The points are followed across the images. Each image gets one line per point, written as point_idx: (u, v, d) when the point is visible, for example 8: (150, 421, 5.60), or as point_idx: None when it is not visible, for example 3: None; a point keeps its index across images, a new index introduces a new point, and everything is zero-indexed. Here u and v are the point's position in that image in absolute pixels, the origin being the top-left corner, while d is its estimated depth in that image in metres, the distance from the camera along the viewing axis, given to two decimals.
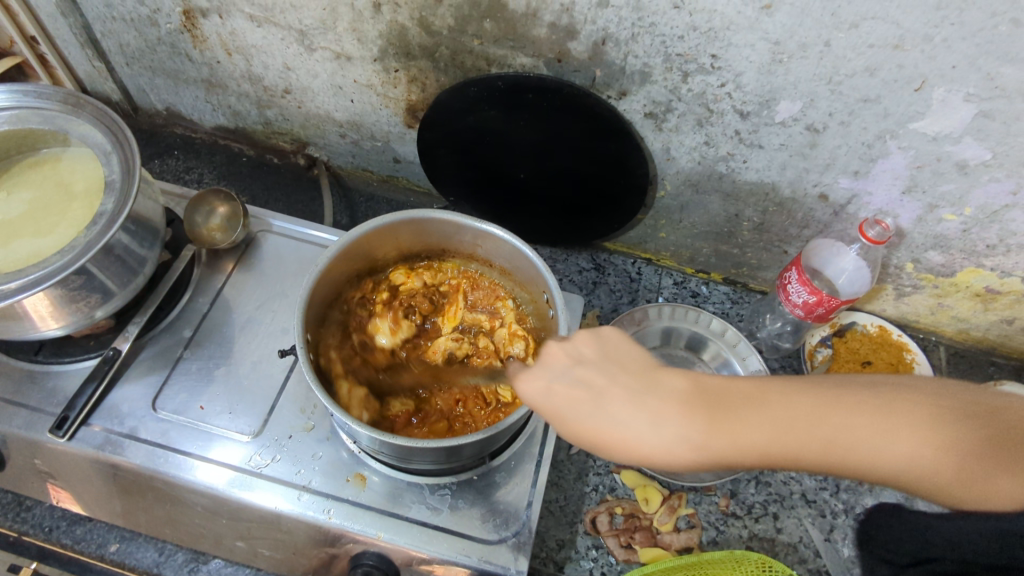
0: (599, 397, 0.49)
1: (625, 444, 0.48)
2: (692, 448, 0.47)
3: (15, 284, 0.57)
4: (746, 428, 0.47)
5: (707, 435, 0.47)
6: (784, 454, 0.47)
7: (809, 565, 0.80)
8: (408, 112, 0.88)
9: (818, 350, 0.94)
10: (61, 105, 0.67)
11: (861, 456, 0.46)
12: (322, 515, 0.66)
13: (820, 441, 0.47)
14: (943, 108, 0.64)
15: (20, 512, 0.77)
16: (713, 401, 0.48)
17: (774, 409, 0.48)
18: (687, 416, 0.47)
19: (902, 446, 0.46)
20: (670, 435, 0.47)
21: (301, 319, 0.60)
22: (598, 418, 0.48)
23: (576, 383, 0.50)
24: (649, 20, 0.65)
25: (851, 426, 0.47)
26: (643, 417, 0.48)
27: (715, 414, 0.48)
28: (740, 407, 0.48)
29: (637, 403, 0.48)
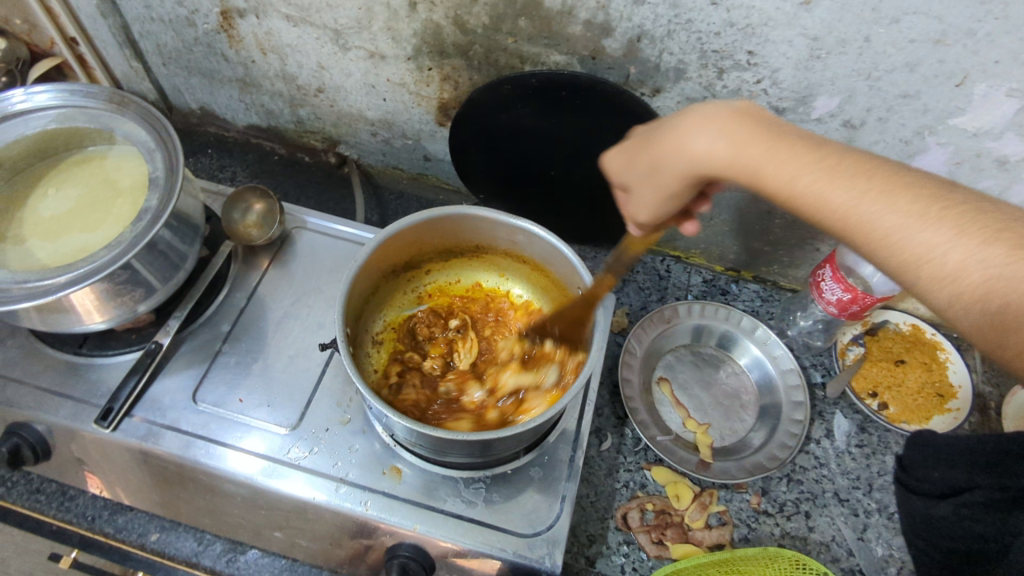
0: (686, 123, 0.52)
1: (672, 145, 0.52)
2: (712, 160, 0.50)
3: (64, 278, 0.58)
4: (805, 169, 0.47)
5: (761, 157, 0.48)
6: (821, 198, 0.47)
7: (842, 564, 0.79)
8: (440, 110, 0.88)
9: (851, 348, 0.93)
10: (106, 103, 0.69)
11: (886, 232, 0.45)
12: (360, 506, 0.67)
13: (857, 206, 0.45)
14: (985, 103, 0.64)
15: (64, 501, 0.79)
16: (766, 134, 0.49)
17: (823, 158, 0.47)
18: (734, 134, 0.50)
19: (951, 247, 0.42)
20: (729, 152, 0.49)
21: (340, 314, 0.61)
22: (646, 153, 0.54)
23: (624, 149, 0.59)
24: (685, 16, 0.65)
25: (904, 213, 0.44)
26: (714, 131, 0.50)
27: (804, 155, 0.48)
28: (794, 143, 0.48)
29: (706, 119, 0.51)
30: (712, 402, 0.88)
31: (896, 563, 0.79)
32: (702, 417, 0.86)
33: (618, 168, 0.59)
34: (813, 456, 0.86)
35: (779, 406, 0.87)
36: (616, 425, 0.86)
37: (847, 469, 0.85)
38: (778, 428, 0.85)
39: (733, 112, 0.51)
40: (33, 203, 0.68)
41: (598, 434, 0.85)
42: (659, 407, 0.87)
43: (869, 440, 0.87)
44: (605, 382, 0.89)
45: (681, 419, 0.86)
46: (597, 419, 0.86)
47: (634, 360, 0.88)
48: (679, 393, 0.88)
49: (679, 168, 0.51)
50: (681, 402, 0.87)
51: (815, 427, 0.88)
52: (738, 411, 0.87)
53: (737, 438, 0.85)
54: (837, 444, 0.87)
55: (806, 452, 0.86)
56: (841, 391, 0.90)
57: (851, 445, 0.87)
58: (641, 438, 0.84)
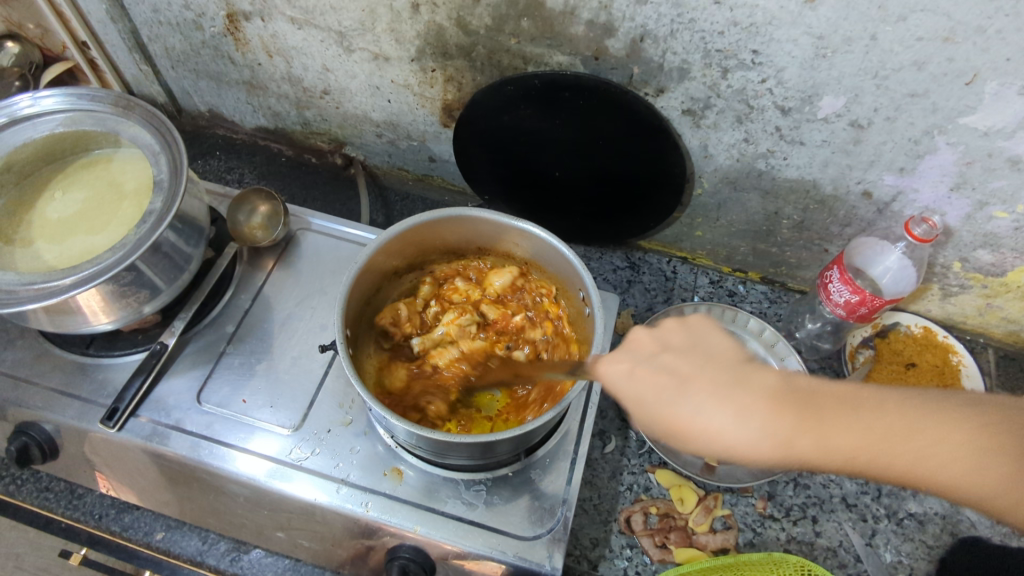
0: (745, 389, 0.52)
1: (710, 434, 0.51)
2: (776, 441, 0.51)
3: (69, 280, 0.59)
4: (839, 435, 0.52)
5: (794, 434, 0.51)
6: (875, 459, 0.52)
7: (849, 570, 0.78)
8: (445, 111, 0.88)
9: (860, 352, 0.91)
10: (112, 107, 0.69)
11: (930, 471, 0.52)
12: (361, 508, 0.67)
13: (887, 453, 0.52)
14: (996, 102, 0.62)
15: (72, 499, 0.80)
16: (806, 404, 0.53)
17: (844, 413, 0.53)
18: (777, 410, 0.52)
19: (966, 465, 0.51)
20: (763, 435, 0.51)
21: (341, 316, 0.61)
22: (686, 406, 0.52)
23: (664, 370, 0.54)
24: (688, 16, 0.65)
25: (929, 447, 0.52)
26: (731, 415, 0.51)
27: (837, 427, 0.52)
28: (837, 408, 0.53)
29: (723, 401, 0.52)
30: None
31: (904, 569, 0.78)
32: None
33: (669, 370, 0.54)
34: None
35: None
36: (620, 427, 0.85)
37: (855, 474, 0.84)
38: None
39: (772, 411, 0.52)
40: (41, 206, 0.69)
41: (601, 436, 0.85)
42: None
43: None
44: None
45: None
46: (601, 421, 0.86)
47: None
48: None
49: (716, 448, 0.51)
50: None
51: None
52: None
53: None
54: None
55: None
56: None
57: None
58: (645, 441, 0.84)
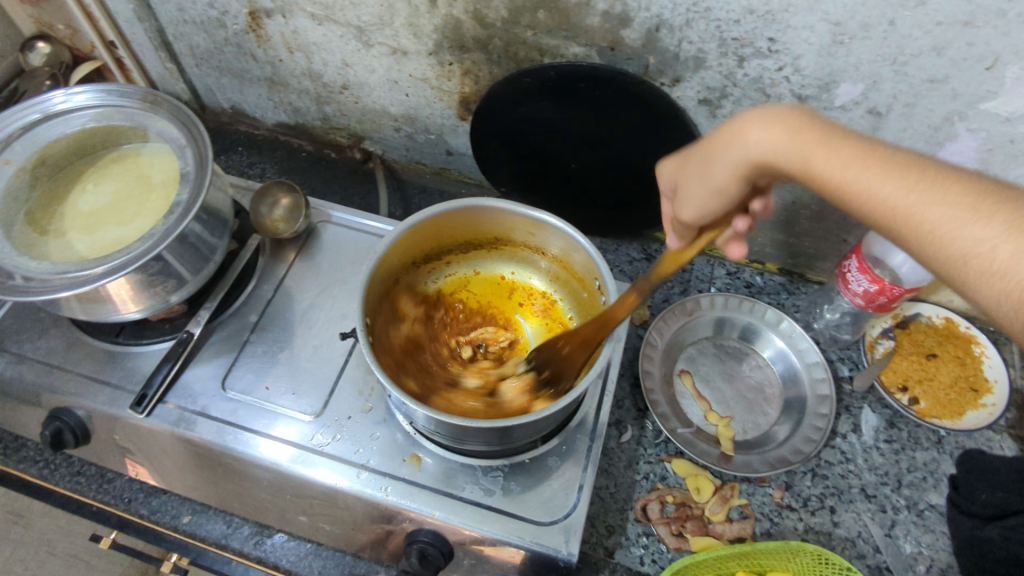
0: (684, 157, 0.56)
1: (689, 207, 0.54)
2: (793, 171, 0.46)
3: (100, 269, 0.61)
4: (872, 170, 0.43)
5: (808, 158, 0.45)
6: (846, 186, 0.44)
7: (868, 560, 0.77)
8: (461, 104, 0.89)
9: (879, 343, 0.91)
10: (141, 102, 0.71)
11: (940, 245, 0.40)
12: (380, 492, 0.68)
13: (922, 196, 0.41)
14: (1018, 87, 0.61)
15: (102, 483, 0.82)
16: (849, 144, 0.45)
17: (892, 161, 0.43)
18: (811, 146, 0.45)
19: (982, 235, 0.38)
20: (793, 156, 0.46)
21: (361, 303, 0.63)
22: (682, 194, 0.54)
23: (667, 188, 0.58)
24: (704, 5, 0.65)
25: (933, 210, 0.40)
26: (751, 140, 0.48)
27: (840, 141, 0.45)
28: (874, 157, 0.44)
29: (742, 121, 0.49)
30: (735, 395, 0.87)
31: (925, 560, 0.77)
32: (724, 410, 0.86)
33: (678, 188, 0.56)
34: (840, 451, 0.84)
35: (804, 399, 0.85)
36: (636, 417, 0.86)
37: (874, 465, 0.83)
38: (803, 421, 0.84)
39: (796, 125, 0.46)
40: (73, 199, 0.71)
41: (618, 426, 0.85)
42: (680, 400, 0.86)
43: (899, 436, 0.85)
44: (625, 373, 0.89)
45: (703, 412, 0.85)
46: (617, 411, 0.86)
47: (656, 352, 0.88)
48: (701, 386, 0.88)
49: (739, 167, 0.48)
50: (703, 395, 0.87)
51: (842, 422, 0.86)
52: (761, 405, 0.86)
53: (760, 431, 0.84)
54: (865, 439, 0.85)
55: (832, 447, 0.85)
56: (870, 385, 0.88)
57: (879, 440, 0.85)
58: (661, 431, 0.84)
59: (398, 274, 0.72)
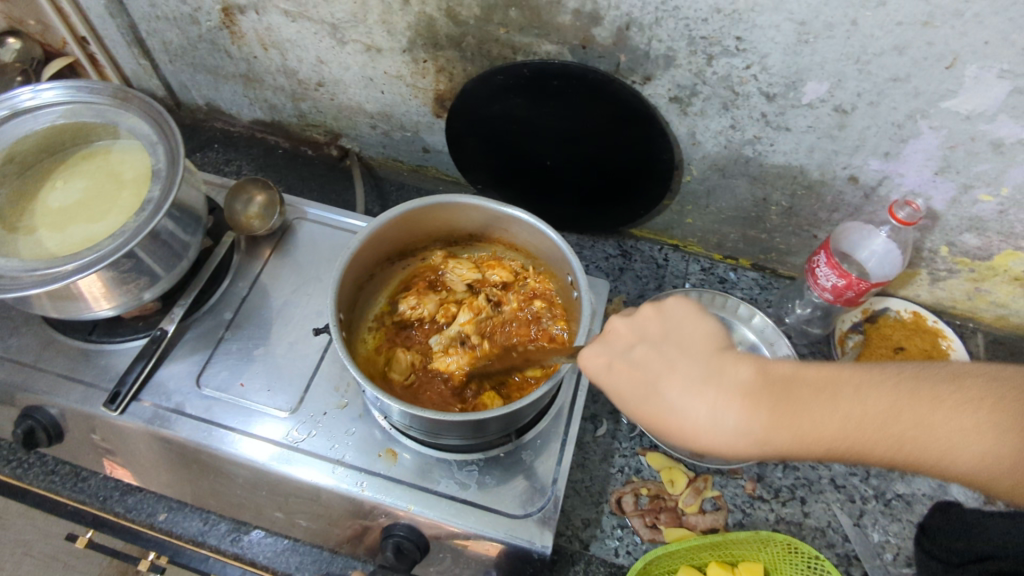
0: (652, 390, 0.53)
1: (688, 432, 0.51)
2: (752, 439, 0.49)
3: (71, 266, 0.61)
4: (825, 411, 0.49)
5: (769, 429, 0.49)
6: (816, 437, 0.49)
7: (837, 549, 0.79)
8: (437, 102, 0.90)
9: (850, 337, 0.92)
10: (111, 99, 0.71)
11: (941, 451, 0.49)
12: (356, 488, 0.68)
13: (880, 432, 0.49)
14: (976, 86, 0.63)
15: (76, 482, 0.82)
16: (784, 394, 0.50)
17: (842, 401, 0.50)
18: (753, 404, 0.50)
19: (975, 444, 0.48)
20: (762, 434, 0.49)
21: (334, 299, 0.63)
22: (664, 402, 0.52)
23: (635, 365, 0.54)
24: (672, 4, 0.66)
25: (945, 419, 0.49)
26: (705, 408, 0.51)
27: (816, 402, 0.50)
28: (811, 397, 0.50)
29: (703, 389, 0.51)
30: None
31: (891, 548, 0.79)
32: None
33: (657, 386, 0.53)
34: None
35: None
36: (611, 411, 0.87)
37: None
38: None
39: (749, 395, 0.50)
40: (43, 196, 0.71)
41: (593, 420, 0.86)
42: None
43: None
44: None
45: None
46: (592, 405, 0.87)
47: None
48: None
49: (687, 442, 0.51)
50: None
51: None
52: None
53: None
54: None
55: None
56: None
57: None
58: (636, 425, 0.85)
59: (370, 269, 0.72)
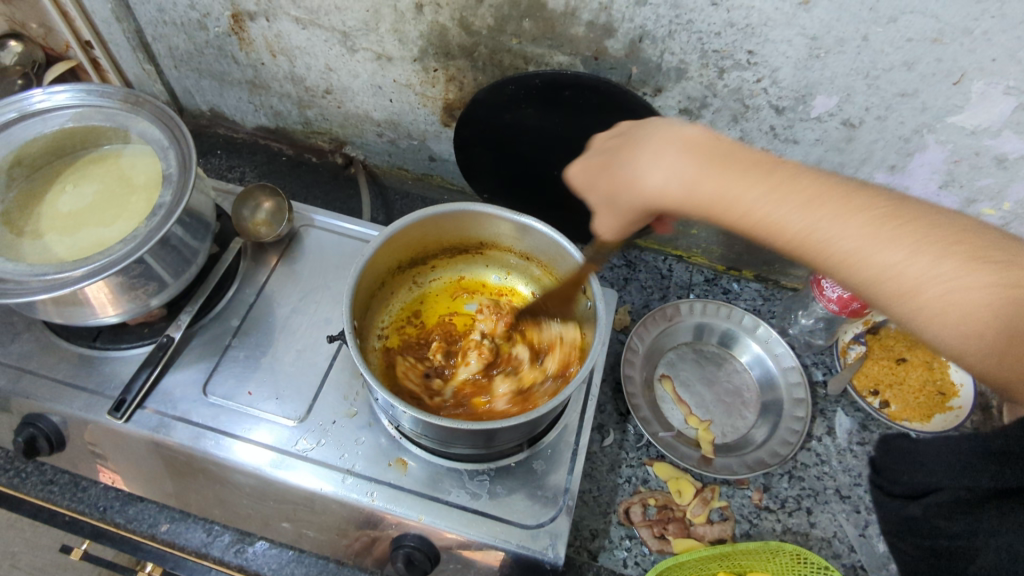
0: (640, 148, 0.58)
1: (650, 190, 0.56)
2: (684, 188, 0.54)
3: (80, 271, 0.60)
4: (796, 209, 0.50)
5: (703, 176, 0.53)
6: (775, 221, 0.51)
7: (843, 559, 0.79)
8: (446, 111, 0.90)
9: (852, 347, 0.93)
10: (122, 103, 0.70)
11: (913, 280, 0.47)
12: (366, 497, 0.68)
13: (823, 235, 0.49)
14: (982, 102, 0.64)
15: (76, 492, 0.80)
16: (736, 161, 0.53)
17: (842, 205, 0.49)
18: (698, 161, 0.54)
19: (883, 247, 0.47)
20: (683, 190, 0.54)
21: (348, 307, 0.62)
22: (625, 171, 0.58)
23: (603, 164, 0.62)
24: (686, 17, 0.67)
25: (892, 237, 0.48)
26: (662, 167, 0.55)
27: (793, 199, 0.50)
28: (828, 198, 0.50)
29: (665, 151, 0.56)
30: (714, 399, 0.88)
31: None
32: (704, 414, 0.87)
33: (607, 167, 0.61)
34: (815, 453, 0.86)
35: (780, 402, 0.88)
36: (618, 421, 0.87)
37: (848, 466, 0.86)
38: (779, 425, 0.86)
39: (706, 159, 0.54)
40: (50, 200, 0.70)
41: (600, 429, 0.86)
42: (661, 404, 0.88)
43: (871, 438, 0.88)
44: (607, 378, 0.90)
45: (683, 416, 0.87)
46: (599, 415, 0.87)
47: (636, 357, 0.89)
48: (681, 390, 0.89)
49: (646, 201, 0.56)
50: (683, 399, 0.88)
51: (817, 425, 0.88)
52: (739, 408, 0.88)
53: (738, 435, 0.86)
54: (839, 441, 0.87)
55: (808, 449, 0.87)
56: (843, 388, 0.91)
57: (852, 442, 0.87)
58: (643, 435, 0.85)
59: (380, 278, 0.72)
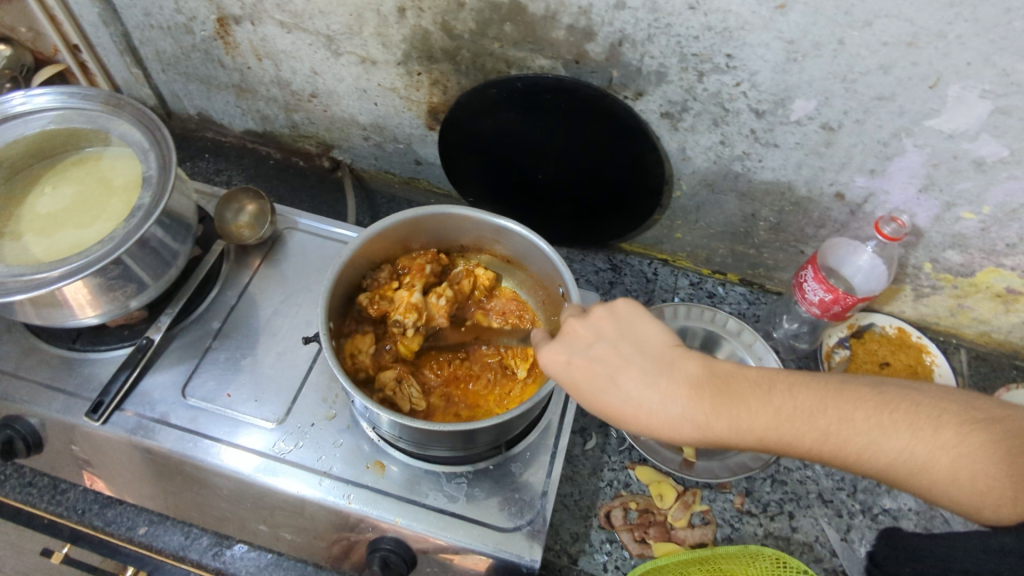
0: (612, 381, 0.54)
1: (641, 420, 0.53)
2: (695, 426, 0.52)
3: (57, 272, 0.60)
4: (775, 419, 0.51)
5: (713, 416, 0.52)
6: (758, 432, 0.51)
7: (825, 564, 0.79)
8: (430, 114, 0.90)
9: (835, 352, 0.94)
10: (103, 105, 0.71)
11: (871, 453, 0.50)
12: (343, 500, 0.67)
13: (802, 435, 0.51)
14: (959, 105, 0.65)
15: (55, 494, 0.80)
16: (723, 386, 0.53)
17: (809, 403, 0.52)
18: (696, 395, 0.52)
19: (922, 457, 0.50)
20: (696, 428, 0.52)
21: (325, 307, 0.63)
22: (621, 395, 0.54)
23: (596, 358, 0.55)
24: (664, 21, 0.67)
25: (865, 421, 0.51)
26: (659, 398, 0.53)
27: (771, 409, 0.51)
28: (783, 396, 0.52)
29: (656, 378, 0.53)
30: None
31: None
32: None
33: (599, 357, 0.55)
34: (798, 457, 0.86)
35: None
36: (601, 424, 0.87)
37: (831, 470, 0.85)
38: None
39: (698, 387, 0.53)
40: (30, 201, 0.70)
41: (582, 433, 0.86)
42: None
43: None
44: None
45: None
46: (582, 419, 0.87)
47: None
48: None
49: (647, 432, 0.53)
50: None
51: None
52: None
53: None
54: None
55: (791, 453, 0.86)
56: None
57: None
58: (625, 438, 0.85)
59: (359, 279, 0.72)
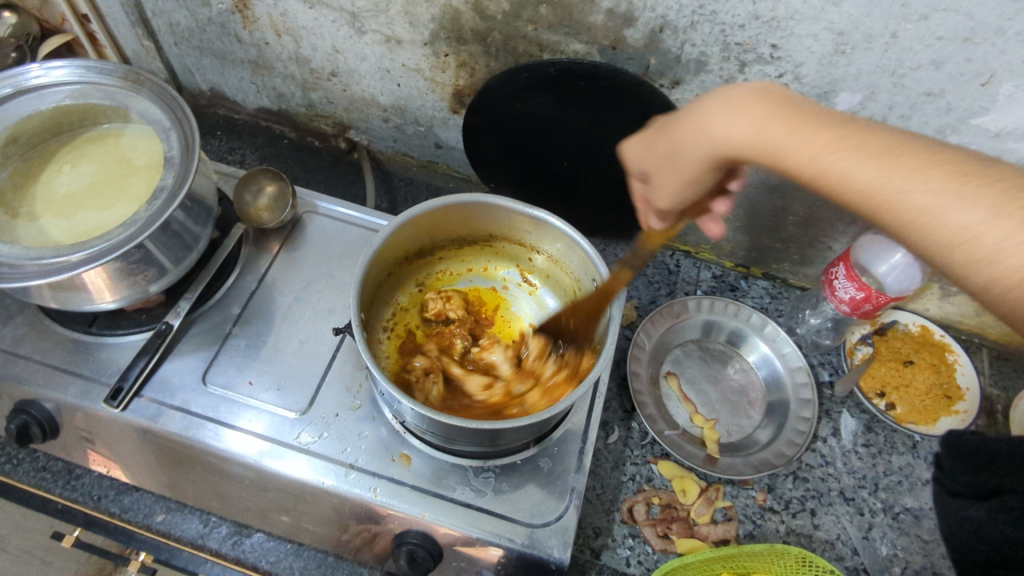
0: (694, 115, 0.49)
1: (700, 133, 0.48)
2: (771, 150, 0.46)
3: (77, 256, 0.57)
4: (870, 169, 0.42)
5: (793, 137, 0.45)
6: (838, 173, 0.44)
7: (847, 562, 0.79)
8: (455, 97, 0.88)
9: (859, 349, 0.92)
10: (122, 81, 0.68)
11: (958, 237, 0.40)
12: (368, 492, 0.66)
13: (894, 191, 0.42)
14: (1009, 104, 0.63)
15: (70, 480, 0.79)
16: (848, 130, 0.44)
17: (906, 162, 0.42)
18: (779, 114, 0.46)
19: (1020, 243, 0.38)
20: (750, 133, 0.46)
21: (355, 299, 0.60)
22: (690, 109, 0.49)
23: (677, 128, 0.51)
24: (710, 8, 0.65)
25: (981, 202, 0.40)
26: (744, 120, 0.47)
27: (861, 151, 0.43)
28: (898, 148, 0.43)
29: (743, 102, 0.47)
30: (719, 398, 0.88)
31: (900, 562, 0.79)
32: (709, 412, 0.86)
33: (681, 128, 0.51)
34: (820, 454, 0.86)
35: (787, 403, 0.87)
36: (623, 418, 0.86)
37: (853, 468, 0.85)
38: (785, 425, 0.85)
39: (791, 109, 0.46)
40: (47, 179, 0.67)
41: (605, 426, 0.85)
42: (666, 401, 0.87)
43: (876, 440, 0.87)
44: (612, 375, 0.89)
45: (688, 414, 0.86)
46: (604, 412, 0.86)
47: (643, 354, 0.88)
48: (687, 388, 0.88)
49: (704, 149, 0.48)
50: (688, 397, 0.87)
51: (823, 425, 0.88)
52: (746, 408, 0.87)
53: (744, 434, 0.85)
54: (844, 442, 0.87)
55: (813, 450, 0.86)
56: (850, 389, 0.90)
57: (858, 444, 0.87)
58: (648, 432, 0.84)
59: (388, 267, 0.70)
